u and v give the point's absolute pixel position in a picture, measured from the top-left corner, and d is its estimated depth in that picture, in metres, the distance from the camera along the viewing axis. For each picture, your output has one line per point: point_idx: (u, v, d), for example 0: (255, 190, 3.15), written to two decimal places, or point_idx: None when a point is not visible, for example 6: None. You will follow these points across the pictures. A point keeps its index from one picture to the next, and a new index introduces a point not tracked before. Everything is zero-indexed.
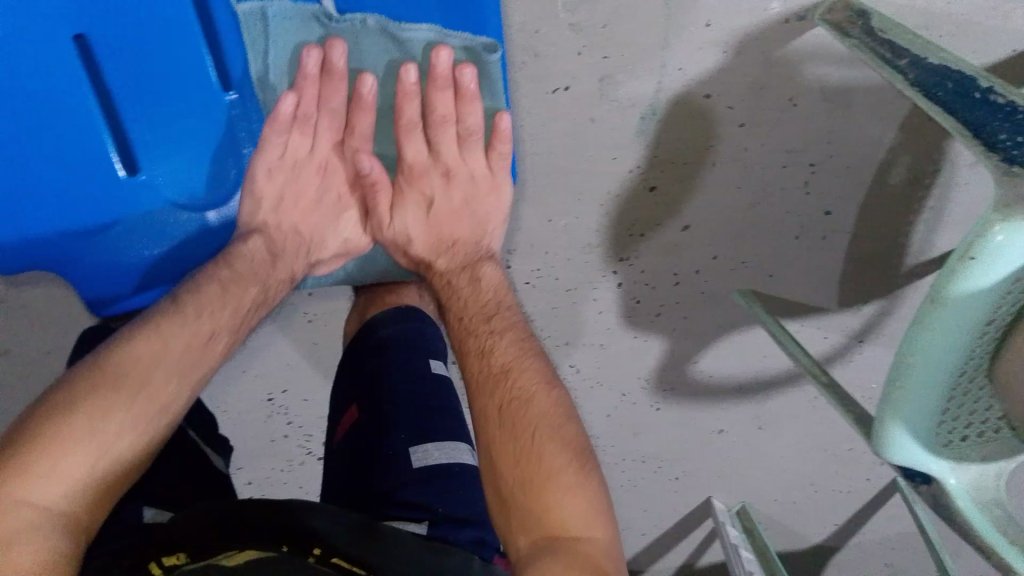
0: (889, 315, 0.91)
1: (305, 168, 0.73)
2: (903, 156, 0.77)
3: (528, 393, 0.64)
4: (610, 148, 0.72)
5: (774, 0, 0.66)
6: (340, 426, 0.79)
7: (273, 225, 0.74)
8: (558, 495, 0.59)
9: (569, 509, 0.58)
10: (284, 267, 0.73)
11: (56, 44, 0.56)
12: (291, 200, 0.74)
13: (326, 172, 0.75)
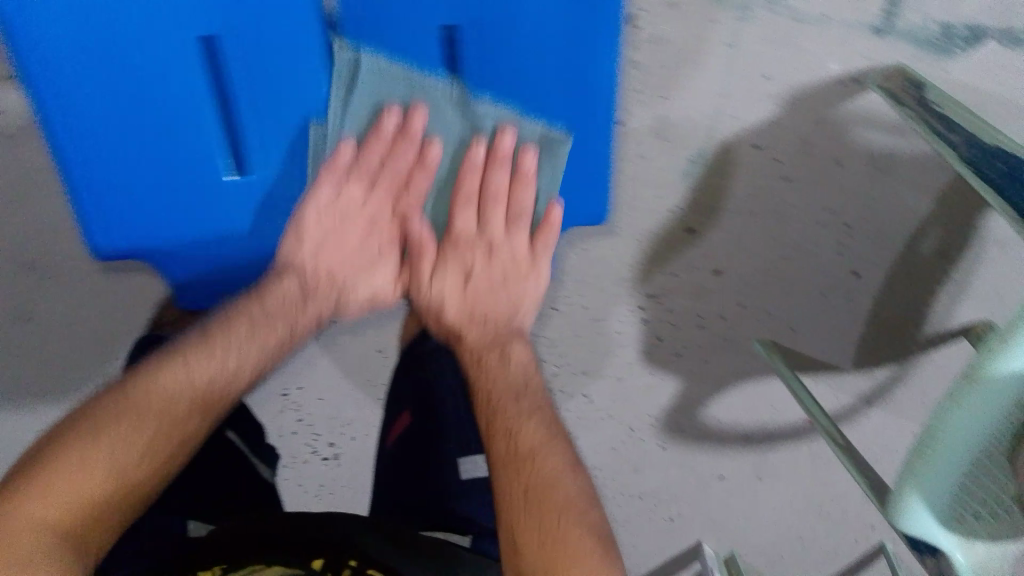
0: (900, 381, 0.92)
1: (353, 223, 0.71)
2: (934, 228, 0.78)
3: None
4: (654, 187, 0.73)
5: (834, 62, 0.67)
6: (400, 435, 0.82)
7: (310, 265, 0.72)
8: None
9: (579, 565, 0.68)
10: (314, 306, 0.74)
11: (186, 40, 0.55)
12: (330, 241, 0.71)
13: (372, 222, 0.72)
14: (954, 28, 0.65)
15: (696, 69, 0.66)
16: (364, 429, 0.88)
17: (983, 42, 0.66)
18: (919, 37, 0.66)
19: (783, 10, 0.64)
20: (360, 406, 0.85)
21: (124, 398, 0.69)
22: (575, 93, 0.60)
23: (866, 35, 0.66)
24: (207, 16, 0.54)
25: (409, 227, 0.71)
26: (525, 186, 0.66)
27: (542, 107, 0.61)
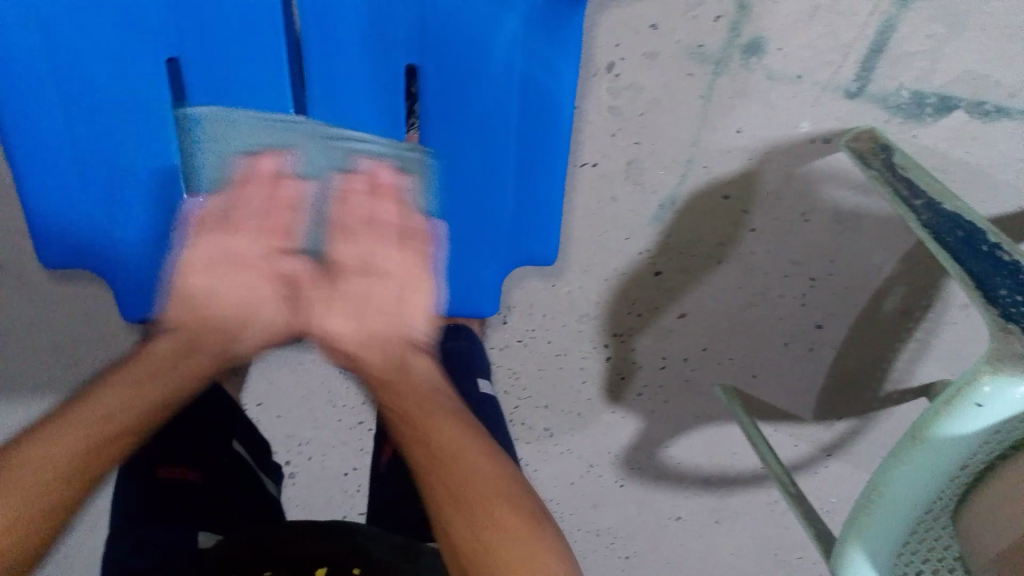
0: (858, 435, 0.94)
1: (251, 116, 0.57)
2: (899, 286, 0.80)
3: (466, 454, 0.55)
4: (623, 229, 0.74)
5: (805, 120, 0.69)
6: (386, 449, 0.80)
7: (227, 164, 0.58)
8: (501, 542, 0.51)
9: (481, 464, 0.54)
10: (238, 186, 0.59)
11: (145, 63, 0.54)
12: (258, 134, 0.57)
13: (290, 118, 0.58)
14: (925, 96, 0.68)
15: (665, 119, 0.67)
16: (321, 449, 0.86)
17: (952, 111, 0.68)
18: (890, 103, 0.68)
19: (758, 68, 0.65)
20: (318, 426, 0.84)
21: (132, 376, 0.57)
22: (529, 135, 0.60)
23: (838, 97, 0.67)
24: (162, 40, 0.53)
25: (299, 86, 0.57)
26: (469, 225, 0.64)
27: (494, 140, 0.60)
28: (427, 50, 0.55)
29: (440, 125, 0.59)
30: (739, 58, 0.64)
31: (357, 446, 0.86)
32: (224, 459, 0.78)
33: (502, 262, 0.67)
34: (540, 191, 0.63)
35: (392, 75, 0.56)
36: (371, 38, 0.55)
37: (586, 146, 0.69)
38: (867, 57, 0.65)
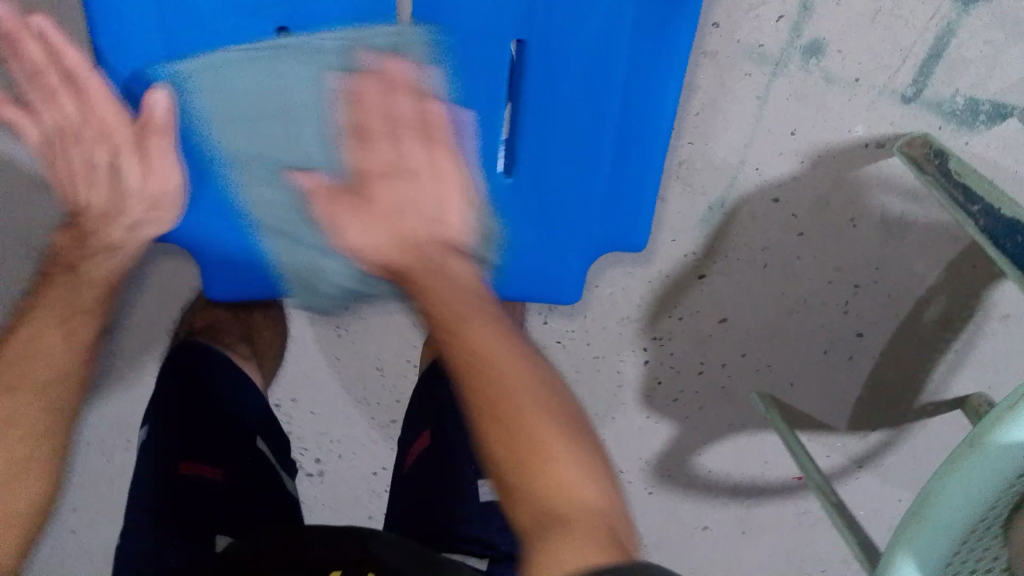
0: (890, 448, 0.93)
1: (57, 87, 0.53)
2: (940, 296, 0.79)
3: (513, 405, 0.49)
4: (669, 231, 0.73)
5: (859, 124, 0.68)
6: (411, 452, 0.77)
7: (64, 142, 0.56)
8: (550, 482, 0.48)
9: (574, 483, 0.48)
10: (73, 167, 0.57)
11: None
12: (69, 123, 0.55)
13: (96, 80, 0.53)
14: (980, 103, 0.67)
15: (720, 117, 0.67)
16: (353, 447, 0.85)
17: (1007, 119, 0.68)
18: (944, 109, 0.67)
19: (815, 70, 0.65)
20: (350, 422, 0.83)
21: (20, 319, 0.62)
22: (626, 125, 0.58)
23: (893, 102, 0.67)
24: None
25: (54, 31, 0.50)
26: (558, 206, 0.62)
27: (593, 124, 0.58)
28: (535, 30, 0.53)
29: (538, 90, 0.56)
30: (798, 59, 0.64)
31: (388, 445, 0.84)
32: (249, 458, 0.74)
33: (589, 249, 0.65)
34: (631, 183, 0.61)
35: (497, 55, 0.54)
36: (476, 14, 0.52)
37: None
38: (924, 63, 0.64)
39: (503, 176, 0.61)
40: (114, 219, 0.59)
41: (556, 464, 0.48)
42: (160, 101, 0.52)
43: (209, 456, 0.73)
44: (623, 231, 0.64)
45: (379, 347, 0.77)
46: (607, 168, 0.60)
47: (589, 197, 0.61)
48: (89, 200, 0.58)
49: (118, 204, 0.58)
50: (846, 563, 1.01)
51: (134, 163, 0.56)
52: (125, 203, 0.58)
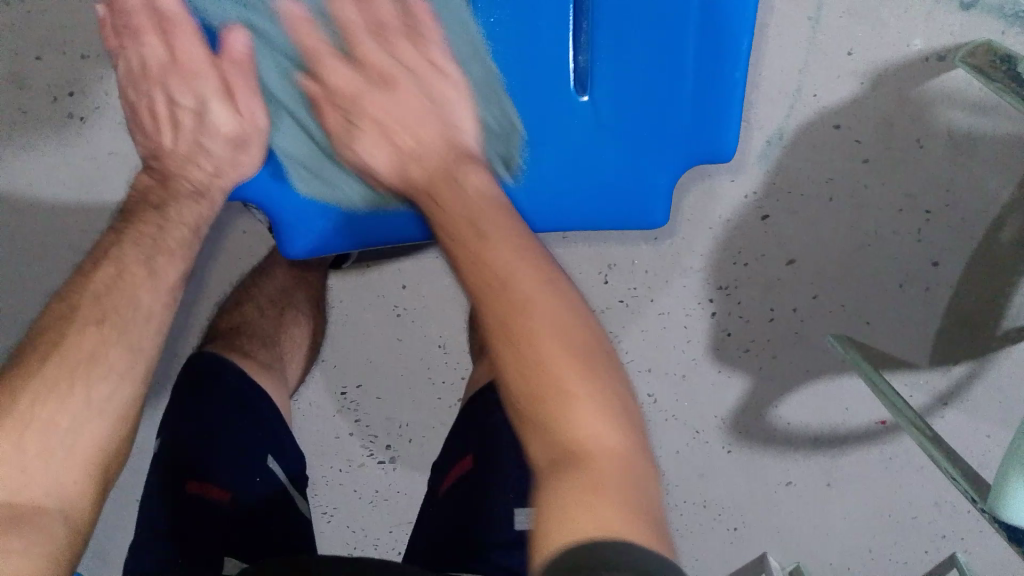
0: (977, 380, 0.88)
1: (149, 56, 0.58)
2: (1015, 213, 0.76)
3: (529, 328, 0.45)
4: (729, 170, 0.72)
5: (917, 37, 0.65)
6: (452, 472, 0.70)
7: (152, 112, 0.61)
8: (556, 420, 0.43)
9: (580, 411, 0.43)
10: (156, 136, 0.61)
11: None
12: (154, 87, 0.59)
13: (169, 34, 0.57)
14: None
15: (776, 45, 0.65)
16: (421, 432, 0.82)
17: None
18: (1005, 12, 0.65)
19: None
20: (417, 406, 0.81)
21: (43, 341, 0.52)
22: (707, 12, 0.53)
23: (952, 9, 0.65)
24: None
25: None
26: (641, 119, 0.58)
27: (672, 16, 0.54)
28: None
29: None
30: None
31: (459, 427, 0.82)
32: (259, 482, 0.66)
33: (678, 161, 0.59)
34: (717, 85, 0.56)
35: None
36: None
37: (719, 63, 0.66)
38: None
39: (577, 95, 0.58)
40: (193, 159, 0.61)
41: (535, 328, 0.45)
42: (240, 36, 0.56)
43: (222, 475, 0.65)
44: (714, 136, 0.58)
45: (438, 325, 0.76)
46: (690, 68, 0.56)
47: (682, 95, 0.57)
48: (171, 141, 0.61)
49: (198, 145, 0.61)
50: (936, 506, 0.98)
51: (219, 97, 0.58)
52: (210, 141, 0.60)
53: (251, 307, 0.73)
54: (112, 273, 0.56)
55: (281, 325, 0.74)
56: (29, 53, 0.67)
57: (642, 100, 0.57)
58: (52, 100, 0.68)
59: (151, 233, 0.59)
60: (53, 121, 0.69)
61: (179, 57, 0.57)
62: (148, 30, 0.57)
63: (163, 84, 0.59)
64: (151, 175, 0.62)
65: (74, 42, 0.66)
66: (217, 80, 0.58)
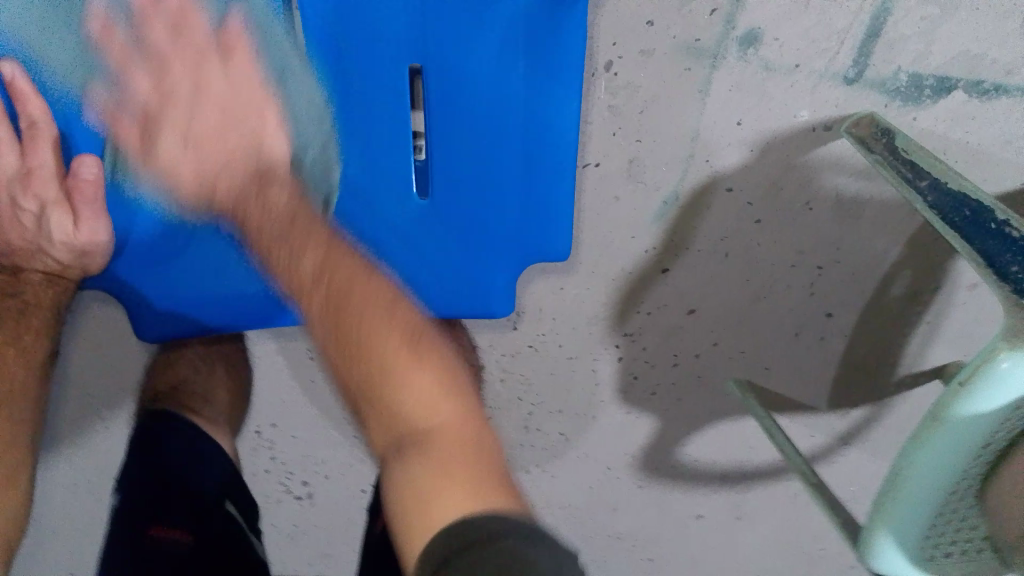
0: (874, 423, 0.94)
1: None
2: (906, 270, 0.80)
3: (391, 379, 0.49)
4: (628, 228, 0.74)
5: (803, 109, 0.69)
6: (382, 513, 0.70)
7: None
8: (388, 394, 0.49)
9: (439, 502, 0.46)
10: (6, 228, 0.60)
11: None
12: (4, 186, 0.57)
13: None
14: (923, 79, 0.67)
15: (666, 109, 0.67)
16: (337, 469, 0.85)
17: (952, 91, 0.68)
18: (888, 87, 0.68)
19: (753, 59, 0.65)
20: (332, 444, 0.83)
21: None
22: (534, 120, 0.56)
23: (836, 84, 0.67)
24: None
25: None
26: (476, 227, 0.61)
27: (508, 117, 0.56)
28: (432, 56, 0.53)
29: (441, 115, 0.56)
30: (734, 50, 0.64)
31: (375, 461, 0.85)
32: (216, 516, 0.72)
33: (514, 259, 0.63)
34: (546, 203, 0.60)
35: (395, 78, 0.54)
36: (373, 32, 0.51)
37: (595, 146, 0.68)
38: (863, 42, 0.65)
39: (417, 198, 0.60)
40: (36, 257, 0.61)
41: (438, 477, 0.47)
42: (92, 165, 0.54)
43: (176, 516, 0.70)
44: (550, 242, 0.63)
45: None
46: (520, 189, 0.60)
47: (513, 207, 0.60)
48: (18, 238, 0.60)
49: (43, 250, 0.60)
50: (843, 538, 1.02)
51: (63, 211, 0.57)
52: (50, 248, 0.59)
53: (185, 363, 0.75)
54: None
55: (214, 381, 0.76)
56: None
57: (477, 211, 0.60)
58: None
59: (15, 316, 0.62)
60: None
61: (30, 168, 0.54)
62: (2, 143, 0.54)
63: (9, 189, 0.57)
64: (3, 269, 0.62)
65: None
66: (60, 190, 0.56)
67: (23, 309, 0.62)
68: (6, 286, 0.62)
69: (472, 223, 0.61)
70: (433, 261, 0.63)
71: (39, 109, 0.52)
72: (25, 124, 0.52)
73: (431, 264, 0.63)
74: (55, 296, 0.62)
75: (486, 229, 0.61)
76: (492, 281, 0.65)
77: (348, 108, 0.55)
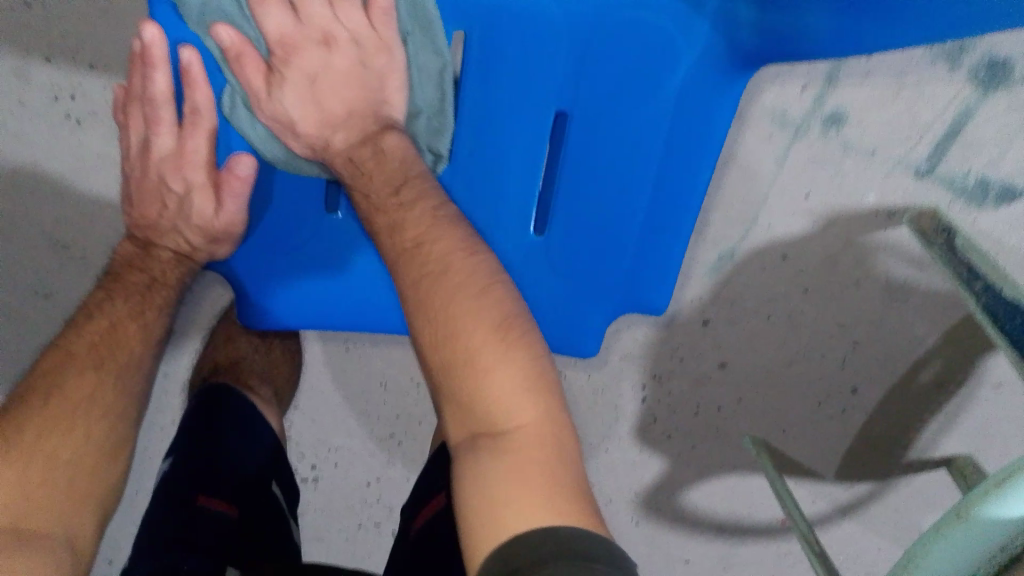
0: (874, 499, 0.95)
1: (158, 141, 0.62)
2: (936, 359, 0.81)
3: None
4: (679, 276, 0.76)
5: (872, 192, 0.70)
6: (424, 511, 0.69)
7: (137, 172, 0.65)
8: None
9: None
10: (144, 204, 0.66)
11: None
12: (156, 169, 0.64)
13: (155, 123, 0.61)
14: (989, 183, 0.68)
15: (736, 170, 0.69)
16: (349, 457, 0.86)
17: (1017, 199, 0.69)
18: (956, 185, 0.69)
19: (834, 139, 0.67)
20: (351, 434, 0.84)
21: (44, 379, 0.59)
22: (665, 174, 0.61)
23: (908, 174, 0.69)
24: None
25: (153, 82, 0.58)
26: (588, 265, 0.65)
27: (639, 165, 0.61)
28: (581, 100, 0.59)
29: (579, 157, 0.61)
30: (818, 126, 0.66)
31: (386, 457, 0.86)
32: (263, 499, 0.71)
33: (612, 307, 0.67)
34: (659, 254, 0.64)
35: (541, 119, 0.61)
36: (533, 71, 0.59)
37: None
38: (940, 141, 0.66)
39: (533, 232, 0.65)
40: (170, 235, 0.67)
41: None
42: (246, 164, 0.60)
43: (225, 490, 0.69)
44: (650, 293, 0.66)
45: (382, 361, 0.80)
46: (637, 239, 0.64)
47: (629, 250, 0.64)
48: (155, 215, 0.66)
49: (176, 227, 0.66)
50: None
51: (206, 198, 0.64)
52: (186, 228, 0.66)
53: (244, 342, 0.78)
54: (106, 323, 0.63)
55: (272, 360, 0.79)
56: (39, 55, 0.66)
57: (590, 250, 0.64)
58: (54, 99, 0.68)
59: (140, 289, 0.66)
60: (51, 119, 0.69)
61: (184, 152, 0.62)
62: (163, 124, 0.61)
63: (160, 169, 0.64)
64: (135, 243, 0.68)
65: (82, 51, 0.65)
66: (209, 180, 0.63)
67: (149, 282, 0.66)
68: (135, 261, 0.67)
69: (584, 262, 0.65)
70: (538, 292, 0.66)
71: (202, 98, 0.59)
72: (190, 110, 0.60)
73: (540, 295, 0.67)
74: (182, 270, 0.68)
75: (594, 267, 0.65)
76: (590, 322, 0.67)
77: (496, 137, 0.62)
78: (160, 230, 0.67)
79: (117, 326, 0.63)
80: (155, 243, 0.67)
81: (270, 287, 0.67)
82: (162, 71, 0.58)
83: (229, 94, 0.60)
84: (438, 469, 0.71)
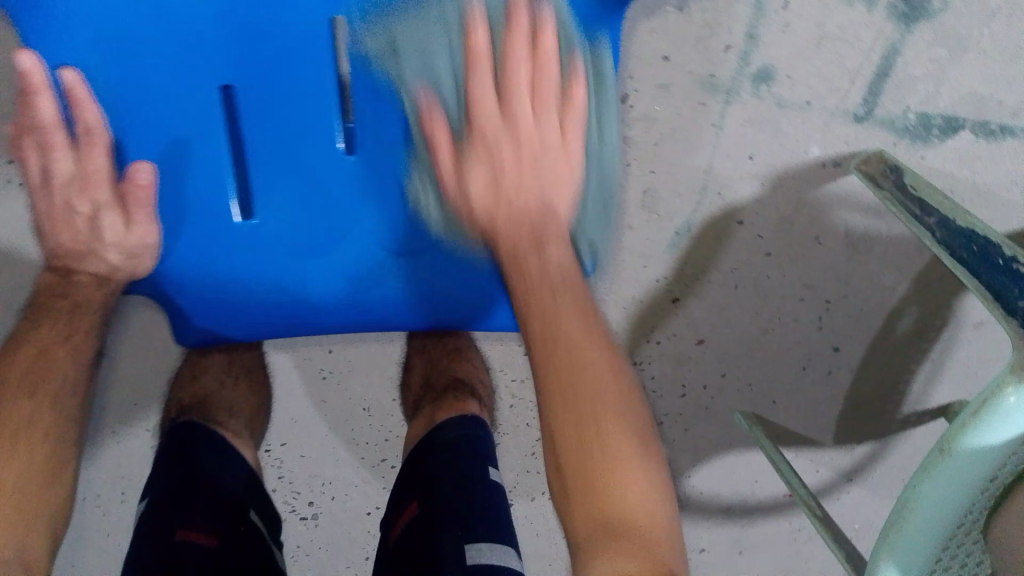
0: (877, 459, 0.94)
1: (56, 164, 0.59)
2: (911, 306, 0.81)
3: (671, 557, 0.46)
4: (641, 257, 0.76)
5: (815, 144, 0.71)
6: (399, 520, 0.69)
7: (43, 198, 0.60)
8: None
9: None
10: (56, 229, 0.62)
11: None
12: (58, 196, 0.60)
13: (50, 146, 0.58)
14: (930, 118, 0.69)
15: (678, 142, 0.69)
16: (344, 489, 0.85)
17: (958, 131, 0.70)
18: (897, 125, 0.70)
19: (767, 96, 0.68)
20: (341, 464, 0.84)
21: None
22: None
23: (847, 122, 0.69)
24: None
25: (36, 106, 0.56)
26: None
27: None
28: None
29: None
30: (749, 86, 0.67)
31: (381, 484, 0.85)
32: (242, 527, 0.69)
33: None
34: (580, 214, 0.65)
35: None
36: None
37: None
38: (873, 81, 0.68)
39: None
40: (88, 258, 0.62)
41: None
42: (148, 171, 0.58)
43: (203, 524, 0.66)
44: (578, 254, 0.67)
45: (364, 386, 0.81)
46: None
47: None
48: (69, 242, 0.62)
49: (95, 252, 0.62)
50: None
51: (115, 216, 0.60)
52: (104, 251, 0.61)
53: (211, 378, 0.76)
54: (33, 351, 0.61)
55: (238, 394, 0.78)
56: None
57: None
58: None
59: (64, 315, 0.63)
60: None
61: (86, 172, 0.58)
62: (57, 146, 0.58)
63: (64, 193, 0.60)
64: (53, 271, 0.64)
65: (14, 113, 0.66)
66: (112, 195, 0.60)
67: (74, 307, 0.64)
68: (56, 286, 0.63)
69: None
70: None
71: (94, 113, 0.56)
72: (83, 129, 0.57)
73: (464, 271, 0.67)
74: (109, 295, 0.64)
75: None
76: None
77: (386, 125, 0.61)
78: (78, 255, 0.62)
79: (43, 353, 0.61)
80: (76, 270, 0.63)
81: (194, 305, 0.64)
82: (45, 96, 0.56)
83: (127, 115, 0.58)
84: (422, 475, 0.69)
